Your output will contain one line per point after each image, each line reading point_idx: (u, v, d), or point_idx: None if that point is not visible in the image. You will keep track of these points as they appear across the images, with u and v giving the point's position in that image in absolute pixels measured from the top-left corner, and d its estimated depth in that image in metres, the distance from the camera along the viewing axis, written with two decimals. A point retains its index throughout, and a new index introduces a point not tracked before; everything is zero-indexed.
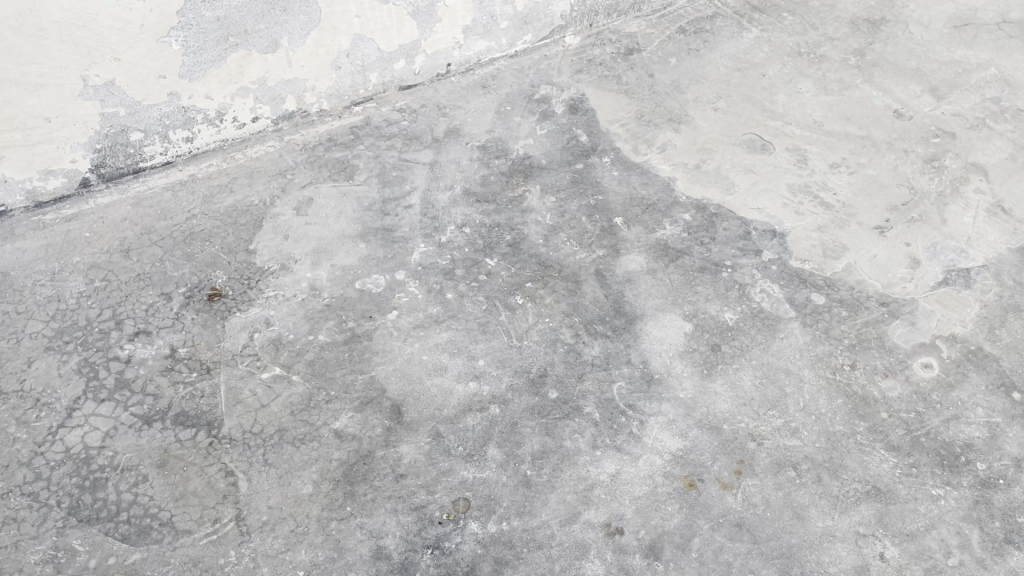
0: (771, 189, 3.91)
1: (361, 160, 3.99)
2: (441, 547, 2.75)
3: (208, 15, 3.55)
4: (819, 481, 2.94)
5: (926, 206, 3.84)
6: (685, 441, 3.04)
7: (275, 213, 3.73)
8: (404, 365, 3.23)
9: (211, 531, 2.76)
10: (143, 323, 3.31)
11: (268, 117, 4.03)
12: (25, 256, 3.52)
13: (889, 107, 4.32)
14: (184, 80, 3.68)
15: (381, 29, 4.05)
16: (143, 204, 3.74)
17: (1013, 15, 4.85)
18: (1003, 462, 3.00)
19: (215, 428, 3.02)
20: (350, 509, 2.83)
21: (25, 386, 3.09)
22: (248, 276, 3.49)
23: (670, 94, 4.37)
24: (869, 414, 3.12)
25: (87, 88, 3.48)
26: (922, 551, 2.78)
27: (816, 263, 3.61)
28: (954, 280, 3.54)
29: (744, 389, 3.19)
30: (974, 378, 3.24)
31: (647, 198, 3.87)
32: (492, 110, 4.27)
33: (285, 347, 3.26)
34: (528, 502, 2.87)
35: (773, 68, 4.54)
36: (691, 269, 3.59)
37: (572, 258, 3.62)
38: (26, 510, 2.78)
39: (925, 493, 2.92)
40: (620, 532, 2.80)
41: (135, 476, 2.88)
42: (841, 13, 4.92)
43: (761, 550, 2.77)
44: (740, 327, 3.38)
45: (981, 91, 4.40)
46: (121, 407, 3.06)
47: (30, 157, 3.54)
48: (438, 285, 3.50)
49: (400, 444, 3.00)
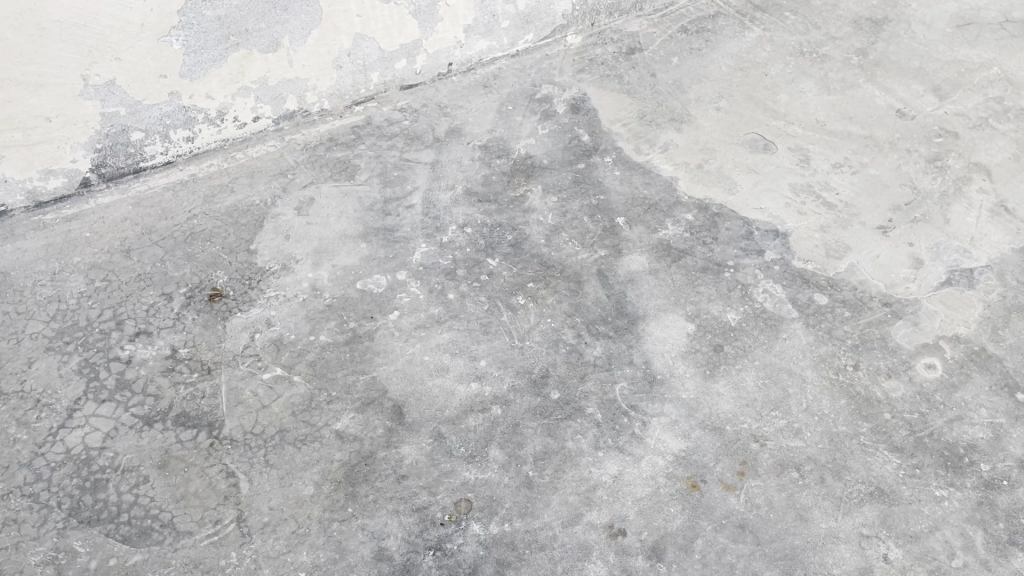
0: (774, 188, 3.90)
1: (362, 160, 3.98)
2: (442, 549, 2.74)
3: (208, 15, 3.54)
4: (822, 483, 2.93)
5: (928, 206, 3.83)
6: (688, 442, 3.03)
7: (275, 213, 3.72)
8: (405, 366, 3.22)
9: (212, 533, 2.75)
10: (143, 323, 3.30)
11: (268, 117, 4.02)
12: (25, 256, 3.51)
13: (892, 106, 4.31)
14: (185, 80, 3.67)
15: (382, 28, 4.04)
16: (143, 204, 3.73)
17: (1015, 14, 4.84)
18: (1006, 463, 2.99)
19: (215, 428, 3.01)
20: (352, 510, 2.82)
21: (25, 386, 3.09)
22: (249, 276, 3.48)
23: (671, 94, 4.36)
24: (872, 415, 3.11)
25: (87, 88, 3.47)
26: (926, 553, 2.77)
27: (819, 263, 3.60)
28: (957, 281, 3.53)
29: (747, 390, 3.17)
30: (977, 378, 3.22)
31: (649, 198, 3.85)
32: (494, 110, 4.26)
33: (286, 348, 3.25)
34: (530, 503, 2.86)
35: (775, 68, 4.53)
36: (693, 269, 3.58)
37: (574, 258, 3.60)
38: (26, 511, 2.77)
39: (928, 494, 2.91)
40: (623, 533, 2.79)
41: (135, 477, 2.87)
42: (843, 12, 4.90)
43: (764, 552, 2.76)
44: (742, 327, 3.37)
45: (984, 91, 4.39)
46: (121, 408, 3.05)
47: (30, 157, 3.53)
48: (439, 285, 3.49)
49: (402, 445, 2.99)
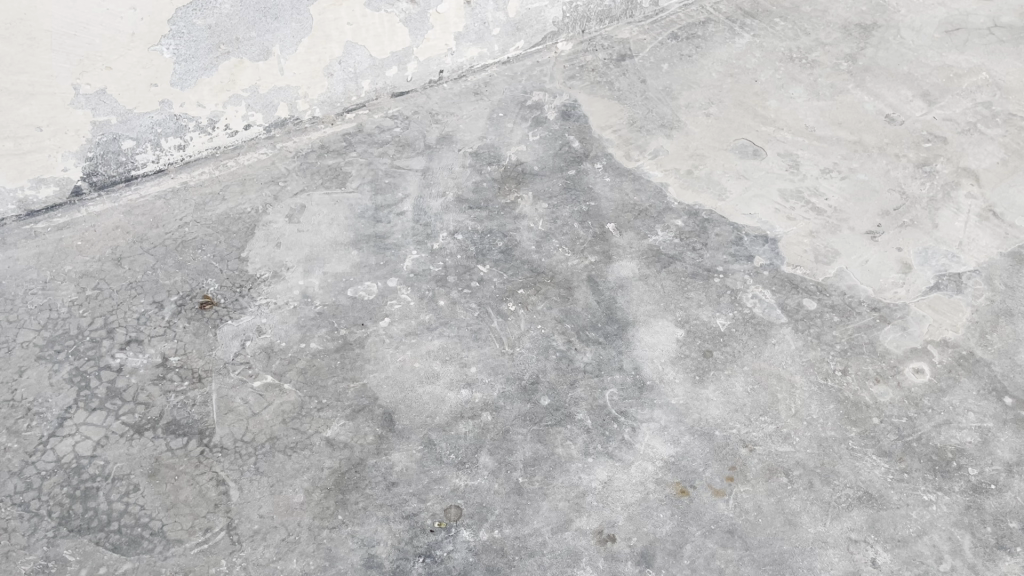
0: (764, 194, 3.92)
1: (354, 167, 4.00)
2: (432, 556, 2.75)
3: (199, 23, 3.54)
4: (811, 487, 2.94)
5: (917, 211, 3.85)
6: (677, 448, 3.04)
7: (267, 220, 3.73)
8: (396, 372, 3.23)
9: (202, 541, 2.75)
10: (134, 331, 3.31)
11: (260, 124, 4.03)
12: (16, 266, 3.52)
13: (881, 112, 4.34)
14: (176, 88, 3.68)
15: (372, 36, 4.05)
16: (135, 212, 3.74)
17: (1004, 20, 4.88)
18: (994, 467, 3.01)
19: (206, 437, 3.01)
20: (342, 517, 2.83)
21: (16, 395, 3.09)
22: (240, 284, 3.49)
23: (661, 100, 4.39)
24: (861, 420, 3.12)
25: (77, 97, 3.48)
26: (914, 557, 2.78)
27: (808, 267, 3.62)
28: (946, 285, 3.55)
29: (736, 396, 3.19)
30: (966, 382, 3.24)
31: (639, 205, 3.87)
32: (485, 116, 4.28)
33: (277, 355, 3.26)
34: (520, 509, 2.87)
35: (765, 73, 4.56)
36: (683, 275, 3.59)
37: (564, 264, 3.62)
38: (17, 520, 2.78)
39: (916, 498, 2.92)
40: (612, 539, 2.80)
41: (125, 485, 2.88)
42: (833, 18, 4.93)
43: (753, 557, 2.77)
44: (732, 332, 3.39)
45: (972, 95, 4.42)
46: (112, 416, 3.05)
47: (20, 166, 3.54)
48: (430, 292, 3.50)
49: (392, 452, 3.00)
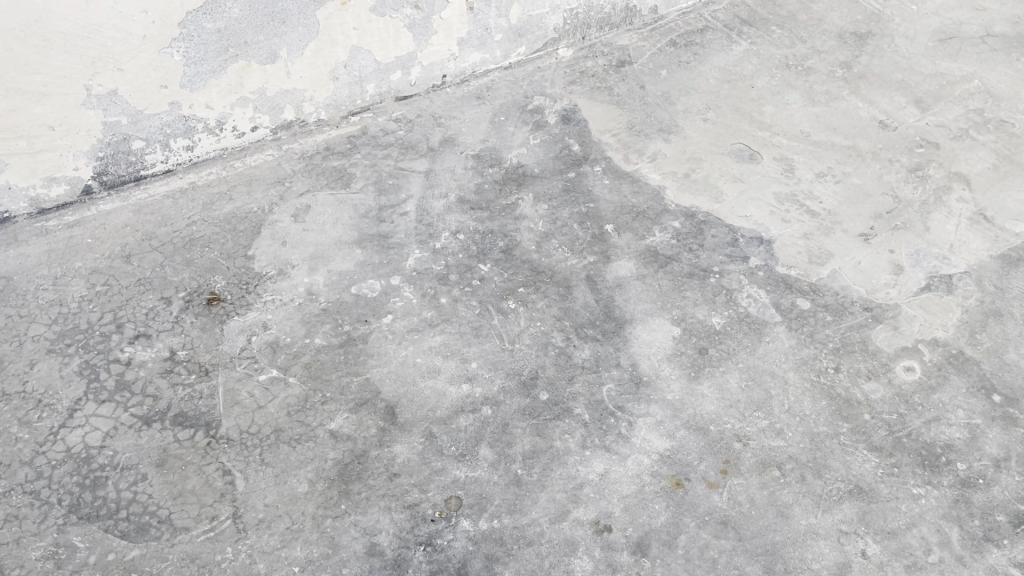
0: (759, 197, 4.00)
1: (358, 169, 4.08)
2: (432, 544, 2.82)
3: (209, 27, 3.64)
4: (803, 481, 3.01)
5: (909, 214, 3.94)
6: (672, 441, 3.11)
7: (273, 220, 3.81)
8: (398, 367, 3.30)
9: (208, 528, 2.82)
10: (143, 326, 3.39)
11: (266, 126, 4.12)
12: (27, 262, 3.60)
13: (875, 118, 4.43)
14: (185, 90, 3.77)
15: (377, 41, 4.15)
16: (143, 211, 3.82)
17: (997, 29, 4.98)
18: (982, 462, 3.07)
19: (213, 428, 3.09)
20: (345, 507, 2.90)
21: (27, 386, 3.17)
22: (246, 281, 3.57)
23: (660, 105, 4.48)
24: (852, 416, 3.20)
25: (89, 98, 3.57)
26: (903, 548, 2.85)
27: (802, 268, 3.70)
28: (937, 286, 3.63)
29: (731, 391, 3.26)
30: (955, 380, 3.32)
31: (637, 206, 3.96)
32: (487, 120, 4.38)
33: (283, 350, 3.33)
34: (518, 500, 2.94)
35: (761, 80, 4.65)
36: (679, 275, 3.67)
37: (563, 263, 3.70)
38: (27, 507, 2.85)
39: (906, 492, 2.99)
40: (608, 529, 2.87)
41: (134, 474, 2.95)
42: (828, 26, 5.03)
43: (745, 548, 2.84)
44: (727, 330, 3.46)
45: (965, 102, 4.51)
46: (121, 408, 3.13)
47: (32, 165, 3.63)
48: (432, 290, 3.58)
49: (394, 444, 3.07)
